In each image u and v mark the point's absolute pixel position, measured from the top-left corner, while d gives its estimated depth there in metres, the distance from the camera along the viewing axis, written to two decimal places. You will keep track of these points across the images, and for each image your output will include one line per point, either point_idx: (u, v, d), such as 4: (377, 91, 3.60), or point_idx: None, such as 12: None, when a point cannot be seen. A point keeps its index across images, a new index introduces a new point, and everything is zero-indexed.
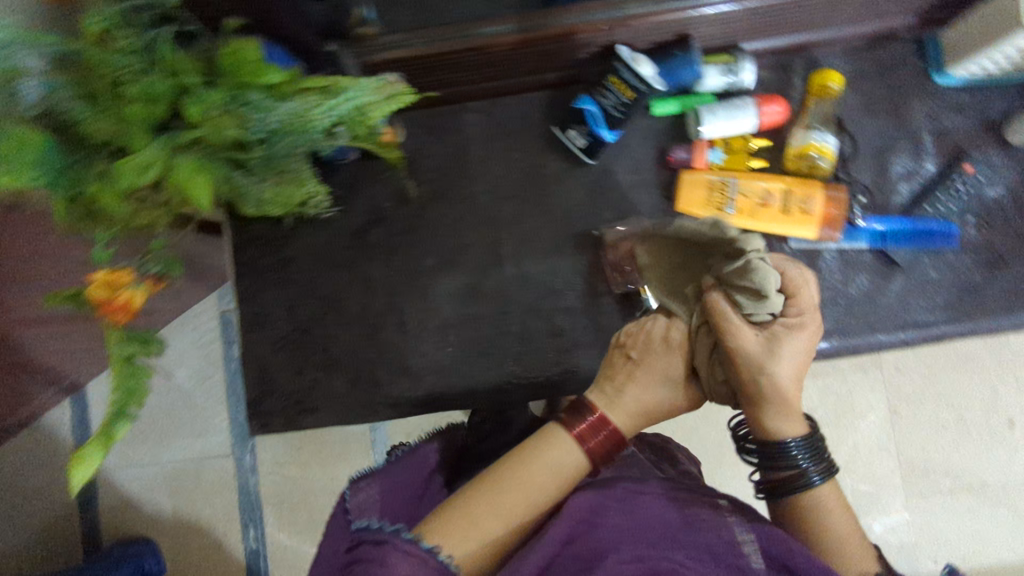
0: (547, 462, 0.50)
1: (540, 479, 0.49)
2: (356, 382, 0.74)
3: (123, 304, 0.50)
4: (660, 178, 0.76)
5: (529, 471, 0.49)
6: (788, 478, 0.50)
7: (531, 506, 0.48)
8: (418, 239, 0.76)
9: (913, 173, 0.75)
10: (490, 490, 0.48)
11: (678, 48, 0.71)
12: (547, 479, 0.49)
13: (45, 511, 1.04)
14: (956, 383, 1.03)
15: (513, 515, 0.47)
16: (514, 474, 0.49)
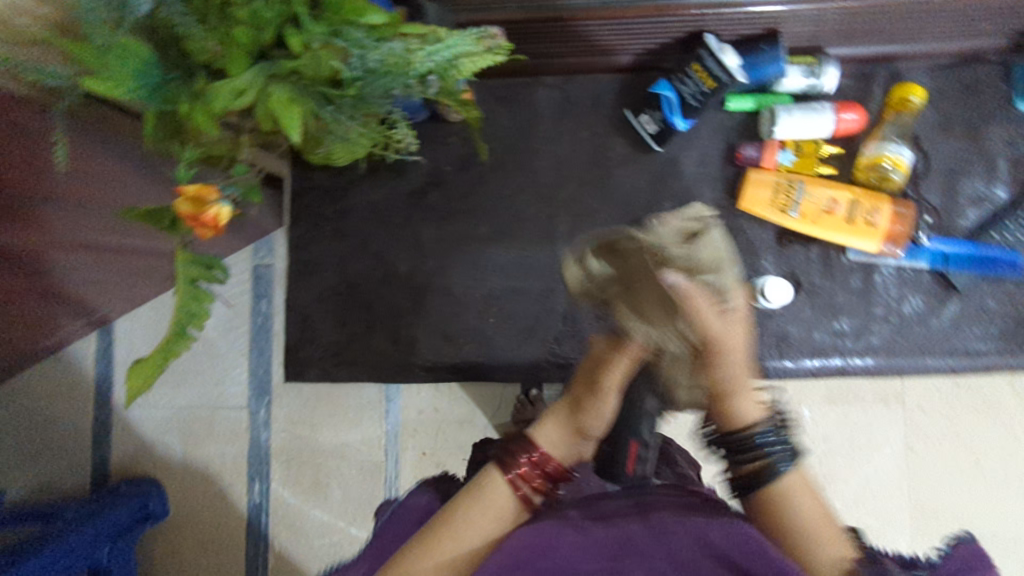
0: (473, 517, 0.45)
1: (466, 538, 0.44)
2: (396, 341, 0.76)
3: (212, 221, 0.48)
4: (725, 174, 0.75)
5: (457, 530, 0.44)
6: (753, 467, 0.46)
7: (467, 563, 0.44)
8: (475, 208, 0.77)
9: (984, 198, 0.74)
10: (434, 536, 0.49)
11: (766, 42, 0.68)
12: (476, 532, 0.45)
13: (70, 437, 1.12)
14: None
15: None
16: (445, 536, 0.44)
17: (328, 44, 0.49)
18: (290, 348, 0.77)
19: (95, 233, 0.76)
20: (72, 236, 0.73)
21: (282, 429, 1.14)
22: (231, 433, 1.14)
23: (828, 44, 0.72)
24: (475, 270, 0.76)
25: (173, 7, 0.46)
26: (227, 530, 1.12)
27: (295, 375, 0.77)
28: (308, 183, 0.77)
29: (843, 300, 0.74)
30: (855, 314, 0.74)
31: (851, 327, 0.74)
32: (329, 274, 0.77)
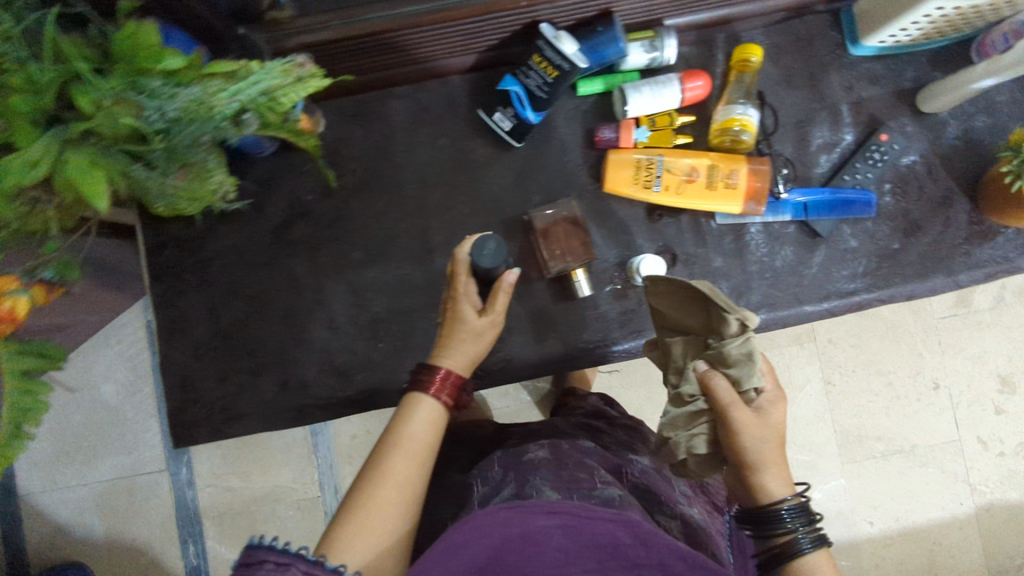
0: (406, 451, 0.58)
1: (404, 469, 0.57)
2: (285, 386, 0.74)
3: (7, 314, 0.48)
4: (587, 159, 0.75)
5: (394, 469, 0.57)
6: (784, 543, 0.59)
7: (405, 506, 0.56)
8: (343, 234, 0.74)
9: (833, 143, 0.76)
10: (376, 472, 0.57)
11: (601, 24, 0.68)
12: (410, 465, 0.58)
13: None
14: (886, 350, 1.22)
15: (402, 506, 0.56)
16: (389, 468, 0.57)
17: (122, 98, 0.45)
18: (174, 413, 0.73)
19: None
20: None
21: (209, 484, 1.26)
22: (155, 496, 1.25)
23: (663, 16, 0.72)
24: (353, 296, 0.74)
25: None
26: None
27: (183, 440, 0.74)
28: (163, 237, 0.73)
29: (719, 263, 0.76)
30: (732, 276, 0.76)
31: (731, 289, 0.76)
32: (201, 329, 0.74)
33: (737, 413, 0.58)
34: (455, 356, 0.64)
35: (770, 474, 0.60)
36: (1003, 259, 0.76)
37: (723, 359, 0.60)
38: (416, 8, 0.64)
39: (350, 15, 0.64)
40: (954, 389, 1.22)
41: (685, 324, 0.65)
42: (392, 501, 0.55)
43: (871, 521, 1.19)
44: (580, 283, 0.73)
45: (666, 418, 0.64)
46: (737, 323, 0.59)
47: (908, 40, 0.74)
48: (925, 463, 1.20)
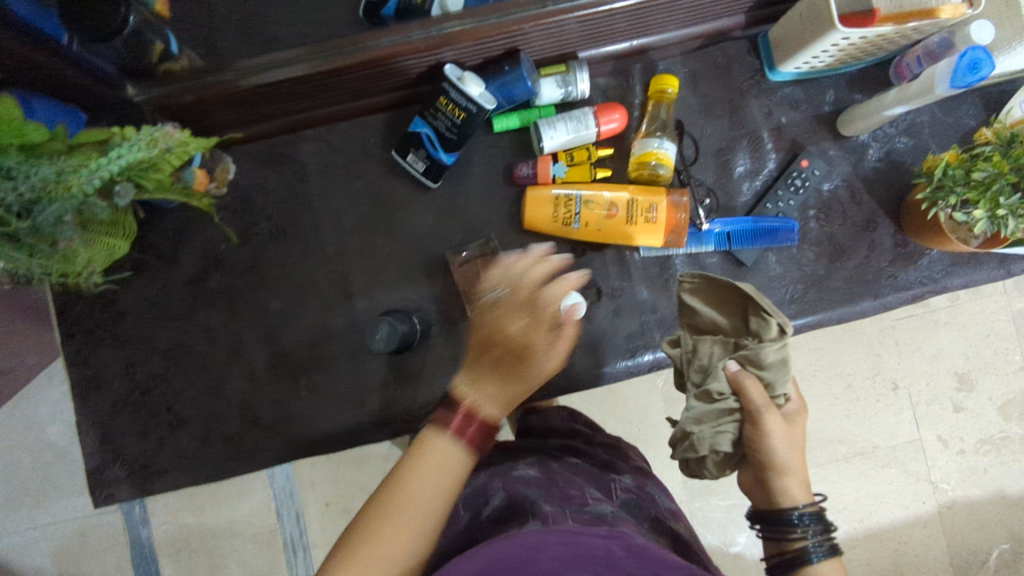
0: (432, 463, 0.55)
1: (425, 488, 0.54)
2: (206, 439, 0.72)
3: None
4: (507, 196, 0.74)
5: (411, 485, 0.54)
6: (798, 550, 0.56)
7: (423, 526, 0.53)
8: (261, 281, 0.73)
9: (754, 171, 0.76)
10: (391, 492, 0.54)
11: (508, 61, 0.67)
12: (428, 478, 0.55)
13: None
14: (843, 353, 1.23)
15: (415, 530, 0.52)
16: (405, 490, 0.54)
17: None
18: (91, 472, 0.71)
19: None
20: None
21: (164, 522, 1.23)
22: (109, 537, 1.23)
23: (576, 49, 0.72)
24: (273, 344, 0.73)
25: None
26: None
27: (101, 500, 0.71)
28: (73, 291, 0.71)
29: (645, 296, 0.75)
30: (659, 307, 0.75)
31: (659, 321, 0.75)
32: (118, 385, 0.71)
33: (770, 418, 0.55)
34: (493, 397, 0.59)
35: (793, 481, 0.57)
36: (929, 281, 0.76)
37: (758, 359, 0.56)
38: (315, 56, 0.63)
39: (249, 65, 0.63)
40: (914, 389, 1.22)
41: (714, 322, 0.60)
42: (408, 522, 0.52)
43: (835, 523, 1.19)
44: None
45: (689, 411, 0.57)
46: (776, 328, 0.56)
47: (823, 66, 0.74)
48: (886, 463, 1.21)
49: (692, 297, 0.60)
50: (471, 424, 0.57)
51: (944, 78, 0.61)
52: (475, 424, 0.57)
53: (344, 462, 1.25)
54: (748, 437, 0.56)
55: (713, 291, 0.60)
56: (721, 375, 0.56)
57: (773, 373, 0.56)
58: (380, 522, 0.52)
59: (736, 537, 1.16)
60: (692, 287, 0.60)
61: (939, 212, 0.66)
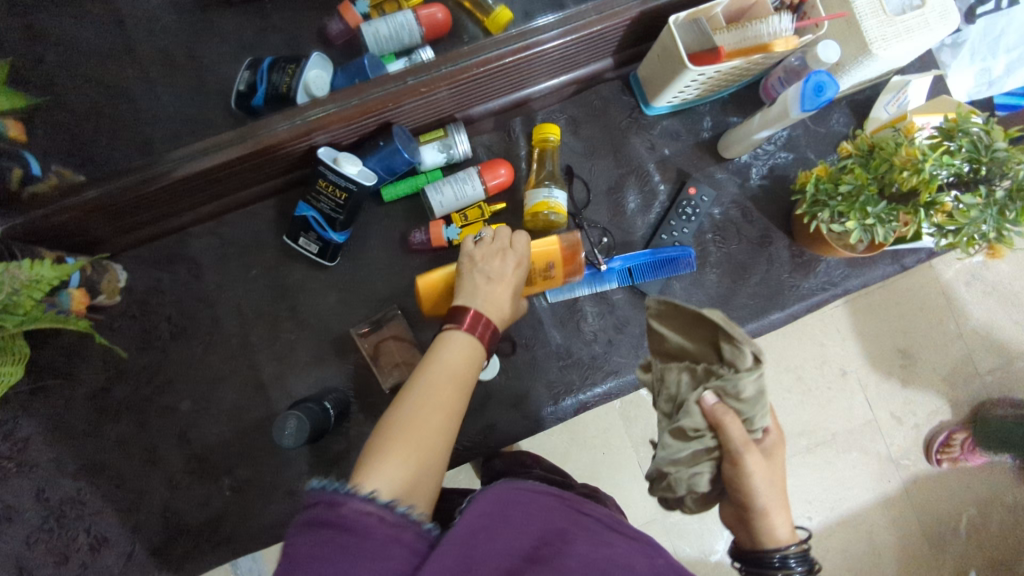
0: (432, 360, 0.55)
1: (458, 366, 0.55)
2: (130, 557, 0.69)
3: None
4: (407, 262, 0.74)
5: (444, 389, 0.52)
6: None
7: (444, 437, 0.50)
8: (167, 385, 0.72)
9: (646, 203, 0.78)
10: (404, 401, 0.51)
11: (382, 137, 0.68)
12: (453, 379, 0.53)
13: None
14: (786, 350, 1.24)
15: (439, 411, 0.51)
16: (427, 368, 0.54)
17: None
18: None
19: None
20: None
21: None
22: None
23: (453, 113, 0.73)
24: (189, 446, 0.71)
25: None
26: None
27: None
28: None
29: (559, 340, 0.76)
30: (574, 350, 0.76)
31: (577, 363, 0.75)
32: None
33: (752, 460, 0.49)
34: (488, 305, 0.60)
35: (775, 526, 0.51)
36: (831, 286, 0.78)
37: (734, 394, 0.49)
38: (185, 159, 0.63)
39: (119, 182, 0.62)
40: (861, 373, 1.24)
41: (681, 347, 0.53)
42: (428, 417, 0.50)
43: (807, 514, 1.20)
44: None
45: (666, 450, 0.51)
46: (751, 356, 0.48)
47: (693, 97, 0.76)
48: (847, 449, 1.22)
49: (660, 324, 0.54)
50: (479, 321, 0.58)
51: (794, 102, 0.64)
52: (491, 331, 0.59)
53: None
54: (727, 476, 0.50)
55: (681, 316, 0.52)
56: (693, 409, 0.49)
57: (750, 407, 0.49)
58: (400, 410, 0.50)
59: (715, 544, 1.09)
60: (658, 312, 0.53)
61: (818, 225, 0.69)
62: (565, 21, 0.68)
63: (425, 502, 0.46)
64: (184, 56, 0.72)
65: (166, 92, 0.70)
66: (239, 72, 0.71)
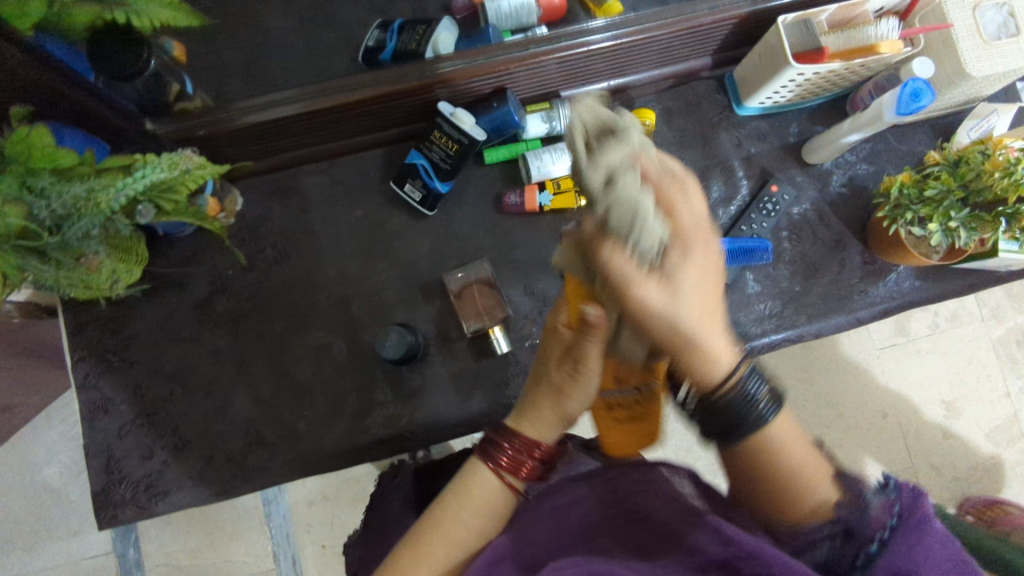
0: (461, 489, 0.58)
1: (484, 496, 0.57)
2: (210, 460, 0.74)
3: None
4: (498, 222, 0.79)
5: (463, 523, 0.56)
6: (741, 415, 0.49)
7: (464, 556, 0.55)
8: (265, 306, 0.77)
9: (728, 196, 0.82)
10: (436, 529, 0.55)
11: (496, 99, 0.74)
12: (476, 516, 0.56)
13: None
14: (834, 384, 1.23)
15: (461, 544, 0.55)
16: (458, 500, 0.57)
17: (16, 198, 0.48)
18: (97, 494, 0.72)
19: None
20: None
21: (158, 563, 1.25)
22: None
23: (558, 89, 0.79)
24: (276, 365, 0.76)
25: None
26: None
27: (106, 521, 0.72)
28: (85, 318, 0.74)
29: None
30: None
31: None
32: (125, 405, 0.74)
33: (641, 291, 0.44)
34: (538, 429, 0.59)
35: (691, 360, 0.48)
36: (899, 296, 0.80)
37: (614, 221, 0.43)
38: (318, 94, 0.69)
39: (257, 105, 0.69)
40: (903, 417, 1.22)
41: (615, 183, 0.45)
42: (450, 548, 0.54)
43: None
44: (500, 339, 0.76)
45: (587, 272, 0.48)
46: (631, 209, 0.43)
47: (784, 101, 0.81)
48: None
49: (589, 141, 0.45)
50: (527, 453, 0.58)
51: (889, 106, 0.68)
52: (531, 459, 0.58)
53: (343, 501, 1.28)
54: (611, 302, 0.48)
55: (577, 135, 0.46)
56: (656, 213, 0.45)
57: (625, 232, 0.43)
58: (423, 534, 0.55)
59: None
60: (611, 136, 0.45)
61: (899, 228, 0.71)
62: (672, 13, 0.73)
63: None
64: (321, 8, 0.78)
65: (303, 38, 0.77)
66: (368, 32, 0.78)
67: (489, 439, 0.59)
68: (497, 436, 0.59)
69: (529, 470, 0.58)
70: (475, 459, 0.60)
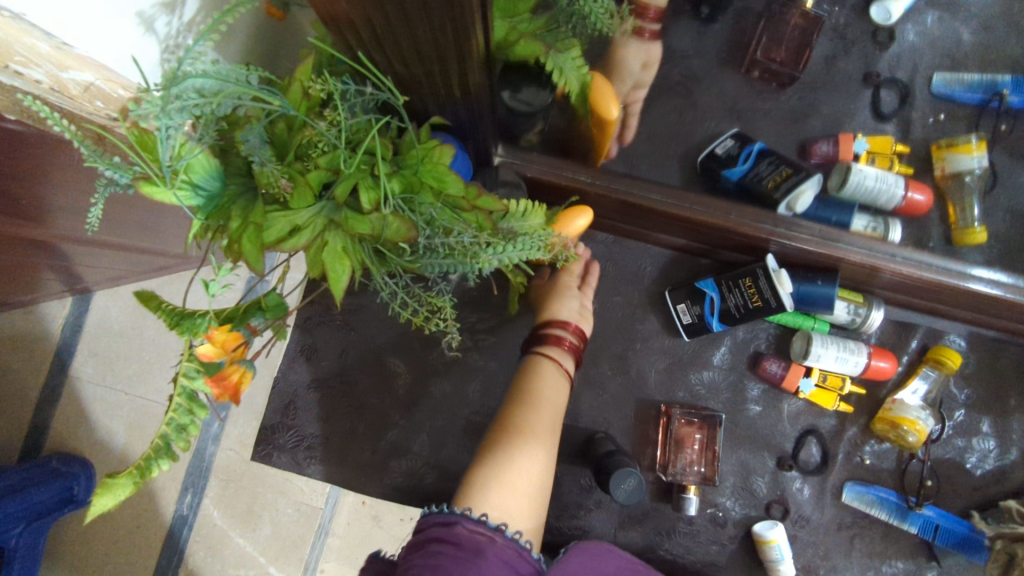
0: (530, 399, 0.66)
1: (548, 395, 0.67)
2: (374, 452, 0.73)
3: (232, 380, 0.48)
4: (745, 380, 0.75)
5: (537, 429, 0.64)
6: None
7: (550, 422, 0.65)
8: (491, 338, 0.75)
9: (988, 479, 0.74)
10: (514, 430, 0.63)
11: (823, 277, 0.68)
12: (553, 391, 0.67)
13: (21, 396, 1.14)
14: None
15: (545, 434, 0.64)
16: (533, 413, 0.65)
17: (399, 211, 0.47)
18: (265, 428, 0.74)
19: (105, 223, 0.78)
20: (66, 226, 0.76)
21: (230, 447, 1.16)
22: None
23: (878, 289, 0.72)
24: (473, 400, 0.75)
25: (255, 144, 0.44)
26: (145, 534, 1.14)
27: (259, 456, 0.73)
28: None
29: (827, 538, 0.73)
30: (836, 557, 0.73)
31: (829, 568, 0.72)
32: (328, 362, 0.75)
33: None
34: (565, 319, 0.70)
35: None
36: None
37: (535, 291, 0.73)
38: (660, 197, 0.68)
39: (609, 180, 0.68)
40: None
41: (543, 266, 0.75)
42: (537, 430, 0.64)
43: None
44: (691, 500, 0.70)
45: None
46: None
47: None
48: None
49: None
50: (567, 332, 0.69)
51: None
52: (577, 343, 0.70)
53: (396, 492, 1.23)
54: None
55: None
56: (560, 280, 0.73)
57: None
58: (518, 411, 0.65)
59: None
60: None
61: None
62: (933, 263, 0.68)
63: (529, 527, 0.59)
64: (685, 96, 0.77)
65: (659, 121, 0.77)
66: (718, 138, 0.75)
67: (534, 338, 0.70)
68: (537, 343, 0.69)
69: (571, 344, 0.69)
70: (532, 362, 0.69)
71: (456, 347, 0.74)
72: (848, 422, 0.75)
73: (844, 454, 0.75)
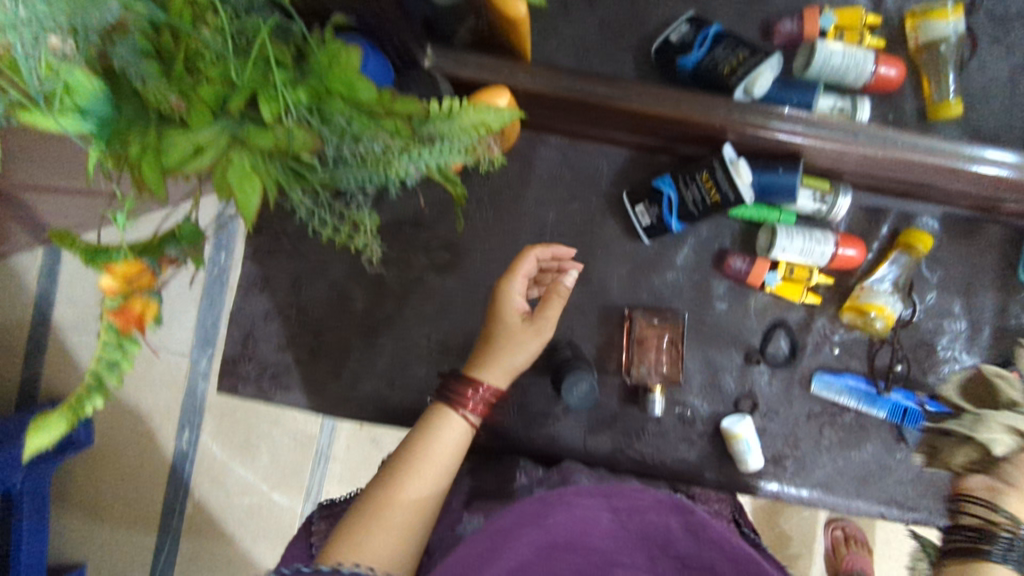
0: (416, 450, 0.55)
1: (441, 454, 0.56)
2: (338, 377, 0.73)
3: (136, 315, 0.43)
4: (710, 279, 0.74)
5: (419, 480, 0.54)
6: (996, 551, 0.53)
7: (437, 483, 0.55)
8: (447, 254, 0.74)
9: (959, 359, 0.73)
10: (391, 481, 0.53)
11: (784, 165, 0.65)
12: (447, 450, 0.56)
13: None
14: None
15: (429, 490, 0.54)
16: (417, 460, 0.55)
17: (304, 121, 0.44)
18: (227, 361, 0.73)
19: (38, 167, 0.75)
20: None
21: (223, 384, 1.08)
22: (170, 377, 1.08)
23: (844, 173, 0.69)
24: (433, 319, 0.73)
25: (130, 57, 0.40)
26: (146, 471, 1.08)
27: (225, 388, 0.73)
28: None
29: (795, 428, 0.73)
30: (804, 445, 0.73)
31: (799, 458, 0.73)
32: (282, 291, 0.73)
33: None
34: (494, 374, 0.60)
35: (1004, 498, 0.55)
36: None
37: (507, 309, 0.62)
38: (609, 91, 0.64)
39: (553, 76, 0.63)
40: None
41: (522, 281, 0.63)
42: (418, 489, 0.53)
43: None
44: (656, 401, 0.70)
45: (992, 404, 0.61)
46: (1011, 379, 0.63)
47: None
48: None
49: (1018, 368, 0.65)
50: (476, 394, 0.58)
51: None
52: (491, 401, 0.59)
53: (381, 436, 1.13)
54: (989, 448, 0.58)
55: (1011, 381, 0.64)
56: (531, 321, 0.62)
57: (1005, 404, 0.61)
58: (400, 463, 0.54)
59: None
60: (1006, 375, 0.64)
61: None
62: (901, 139, 0.64)
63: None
64: None
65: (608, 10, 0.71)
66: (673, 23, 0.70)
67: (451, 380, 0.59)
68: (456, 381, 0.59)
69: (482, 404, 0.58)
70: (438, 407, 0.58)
71: (377, 262, 0.72)
72: (816, 313, 0.73)
73: (813, 345, 0.73)
